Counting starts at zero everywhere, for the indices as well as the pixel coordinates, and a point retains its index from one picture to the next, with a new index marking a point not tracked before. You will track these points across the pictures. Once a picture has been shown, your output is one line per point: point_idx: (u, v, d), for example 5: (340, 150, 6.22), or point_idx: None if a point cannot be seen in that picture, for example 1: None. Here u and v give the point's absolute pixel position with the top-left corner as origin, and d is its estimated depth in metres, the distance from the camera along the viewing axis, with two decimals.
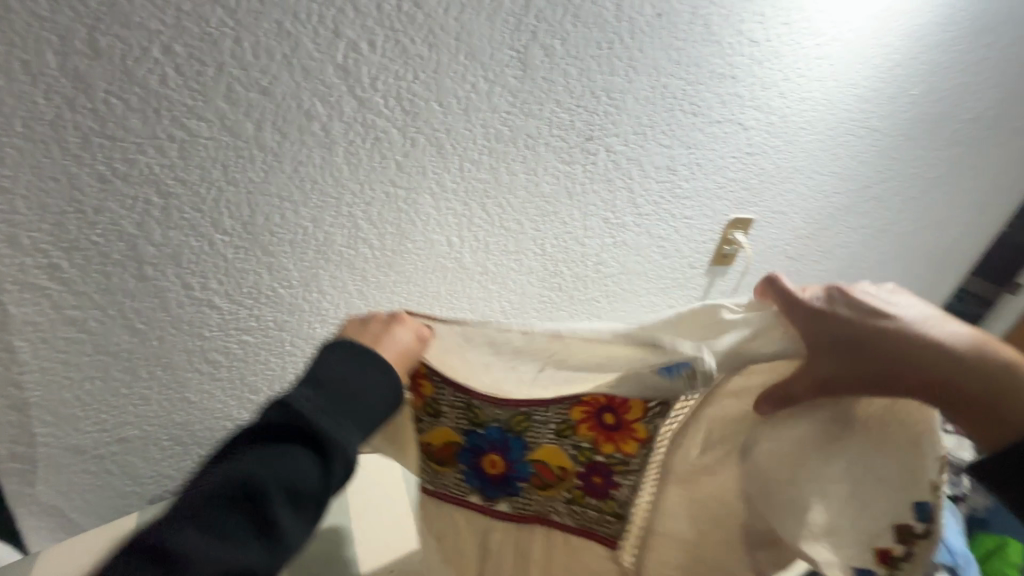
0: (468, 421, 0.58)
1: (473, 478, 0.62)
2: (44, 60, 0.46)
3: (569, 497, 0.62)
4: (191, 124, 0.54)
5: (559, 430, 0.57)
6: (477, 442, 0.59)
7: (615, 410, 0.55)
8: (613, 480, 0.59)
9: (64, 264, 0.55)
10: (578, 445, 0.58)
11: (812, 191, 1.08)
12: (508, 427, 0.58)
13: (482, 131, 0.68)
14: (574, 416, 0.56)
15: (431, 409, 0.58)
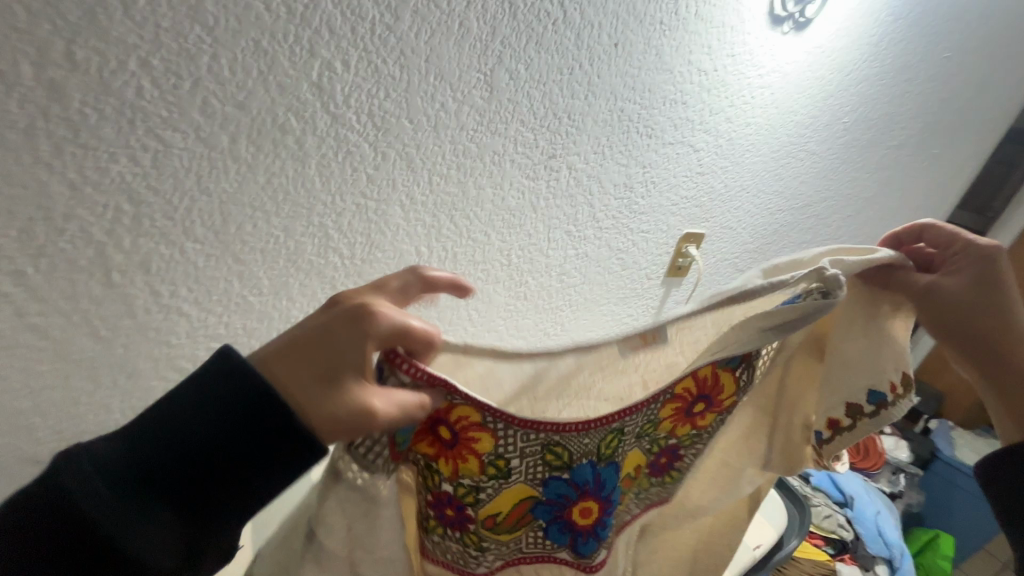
0: (546, 464, 0.54)
1: (556, 533, 0.59)
2: (19, 70, 0.47)
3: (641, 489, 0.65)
4: (166, 135, 0.55)
5: (643, 430, 0.58)
6: (560, 490, 0.56)
7: (706, 399, 0.58)
8: (679, 453, 0.63)
9: (29, 271, 0.55)
10: (655, 437, 0.60)
11: (759, 208, 1.17)
12: (598, 457, 0.56)
13: (451, 147, 0.72)
14: (663, 414, 0.58)
15: (498, 466, 0.52)
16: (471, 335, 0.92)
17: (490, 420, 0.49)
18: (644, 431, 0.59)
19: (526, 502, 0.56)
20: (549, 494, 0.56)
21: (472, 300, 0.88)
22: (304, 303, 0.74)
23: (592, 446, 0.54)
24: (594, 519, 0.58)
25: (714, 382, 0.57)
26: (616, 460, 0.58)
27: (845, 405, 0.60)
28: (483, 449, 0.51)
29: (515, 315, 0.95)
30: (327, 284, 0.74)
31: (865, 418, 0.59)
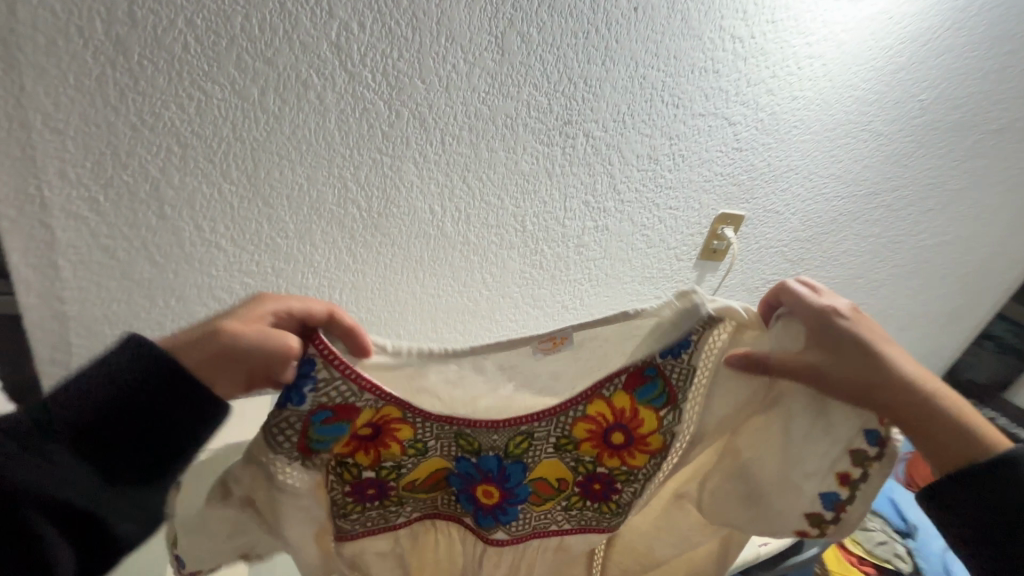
0: (458, 447, 0.55)
1: (464, 502, 0.60)
2: (94, 27, 0.58)
3: (567, 504, 0.60)
4: (206, 86, 0.64)
5: (559, 443, 0.56)
6: (469, 469, 0.57)
7: (626, 428, 0.54)
8: (616, 485, 0.58)
9: (101, 198, 0.67)
10: (578, 458, 0.57)
11: (812, 193, 1.08)
12: (506, 453, 0.56)
13: (462, 109, 0.75)
14: (578, 433, 0.55)
15: (418, 445, 0.54)
16: (485, 298, 0.96)
17: (412, 416, 0.51)
18: (561, 446, 0.56)
19: (437, 472, 0.58)
20: (459, 469, 0.58)
21: (486, 263, 0.91)
22: (326, 249, 0.81)
23: (502, 444, 0.55)
24: (497, 503, 0.59)
25: (633, 416, 0.54)
26: (526, 461, 0.57)
27: (847, 454, 0.51)
28: (403, 437, 0.53)
29: (531, 283, 0.97)
30: (347, 234, 0.81)
31: (873, 465, 0.51)
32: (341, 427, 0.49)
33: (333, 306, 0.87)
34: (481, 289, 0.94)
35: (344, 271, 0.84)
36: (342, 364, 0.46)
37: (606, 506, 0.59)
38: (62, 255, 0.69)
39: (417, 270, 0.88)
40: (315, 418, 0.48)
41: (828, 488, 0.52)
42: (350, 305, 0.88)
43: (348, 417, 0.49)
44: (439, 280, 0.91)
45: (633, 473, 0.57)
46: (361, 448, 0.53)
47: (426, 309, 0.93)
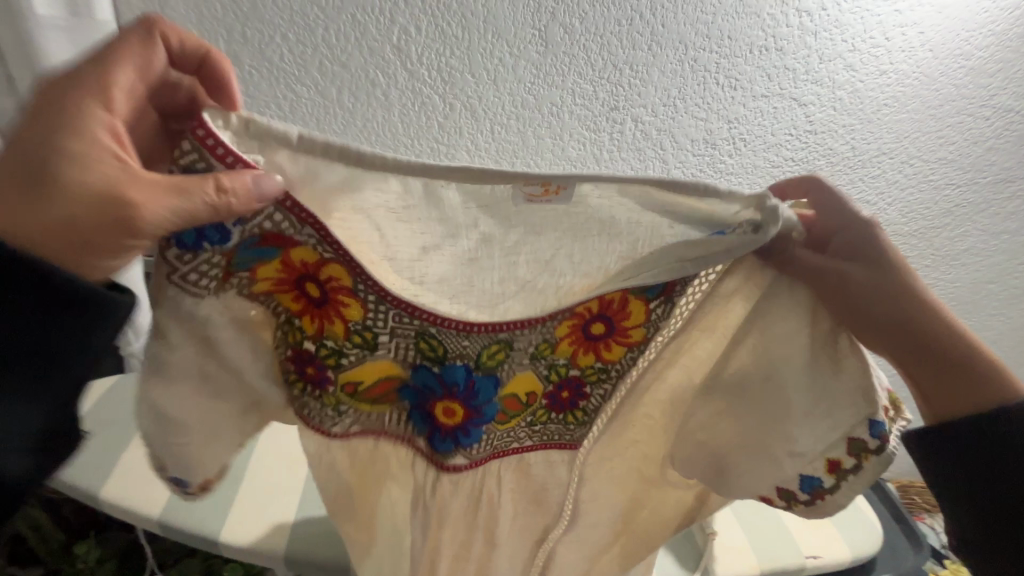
0: (418, 350, 0.48)
1: (418, 420, 0.53)
2: (218, 45, 0.75)
3: (533, 419, 0.54)
4: (297, 89, 0.79)
5: (537, 351, 0.49)
6: (427, 380, 0.50)
7: (610, 318, 0.48)
8: (584, 390, 0.52)
9: None
10: (553, 364, 0.50)
11: (914, 181, 0.96)
12: (477, 363, 0.49)
13: (509, 99, 0.82)
14: (558, 332, 0.48)
15: (367, 336, 0.47)
16: None
17: (364, 292, 0.44)
18: (539, 355, 0.50)
19: (390, 381, 0.50)
20: (417, 381, 0.50)
21: None
22: None
23: (473, 353, 0.48)
24: (458, 424, 0.51)
25: (621, 307, 0.47)
26: (499, 376, 0.50)
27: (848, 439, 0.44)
28: (351, 317, 0.46)
29: None
30: None
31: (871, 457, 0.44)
32: (269, 252, 0.42)
33: None
34: None
35: None
36: (307, 215, 0.39)
37: (572, 416, 0.53)
38: None
39: None
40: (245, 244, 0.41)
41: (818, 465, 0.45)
42: None
43: (282, 247, 0.42)
44: None
45: (608, 372, 0.51)
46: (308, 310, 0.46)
47: None
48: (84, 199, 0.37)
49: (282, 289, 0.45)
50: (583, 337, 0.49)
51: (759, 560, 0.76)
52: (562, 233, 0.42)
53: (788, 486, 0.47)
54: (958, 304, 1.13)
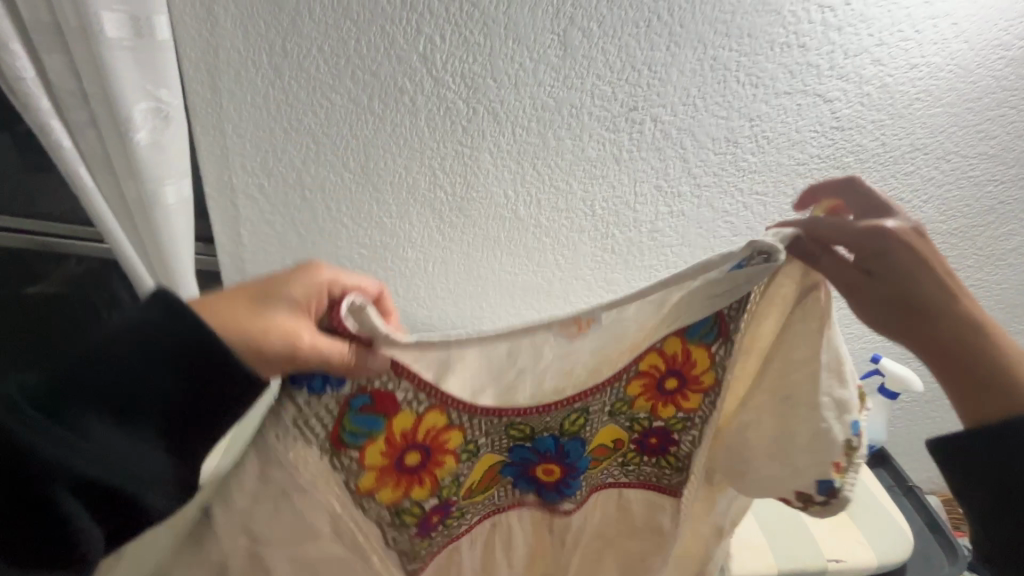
0: (510, 438, 0.65)
1: (525, 485, 0.71)
2: (262, 59, 0.82)
3: (624, 460, 0.71)
4: (332, 97, 0.84)
5: (616, 408, 0.64)
6: (524, 455, 0.67)
7: (679, 374, 0.61)
8: (672, 437, 0.66)
9: (266, 184, 0.93)
10: (633, 417, 0.66)
11: (953, 176, 0.92)
12: (562, 433, 0.64)
13: (530, 102, 0.85)
14: (631, 393, 0.63)
15: (471, 446, 0.63)
16: (559, 279, 1.03)
17: (457, 418, 0.60)
18: (616, 411, 0.65)
19: (492, 468, 0.67)
20: (515, 457, 0.67)
21: (558, 245, 0.99)
22: (421, 228, 0.97)
23: (555, 425, 0.64)
24: (559, 479, 0.69)
25: (688, 359, 0.60)
26: (583, 437, 0.65)
27: (844, 447, 0.56)
28: (454, 443, 0.62)
29: (604, 267, 1.01)
30: (436, 215, 0.96)
31: (857, 454, 0.57)
32: (375, 421, 0.57)
33: (428, 278, 1.03)
34: (555, 270, 1.02)
35: (435, 247, 0.99)
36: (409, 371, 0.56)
37: (666, 459, 0.68)
38: (243, 225, 0.97)
39: (496, 249, 0.99)
40: (355, 404, 0.55)
41: (822, 479, 0.58)
42: (441, 278, 1.03)
43: (385, 410, 0.56)
44: (516, 260, 1.01)
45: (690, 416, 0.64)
46: (409, 481, 0.62)
47: (505, 286, 1.04)
48: (272, 339, 0.51)
49: (384, 480, 0.60)
50: (659, 387, 0.62)
51: (777, 560, 0.74)
52: (592, 342, 0.58)
53: (805, 491, 0.59)
54: (1006, 306, 1.07)
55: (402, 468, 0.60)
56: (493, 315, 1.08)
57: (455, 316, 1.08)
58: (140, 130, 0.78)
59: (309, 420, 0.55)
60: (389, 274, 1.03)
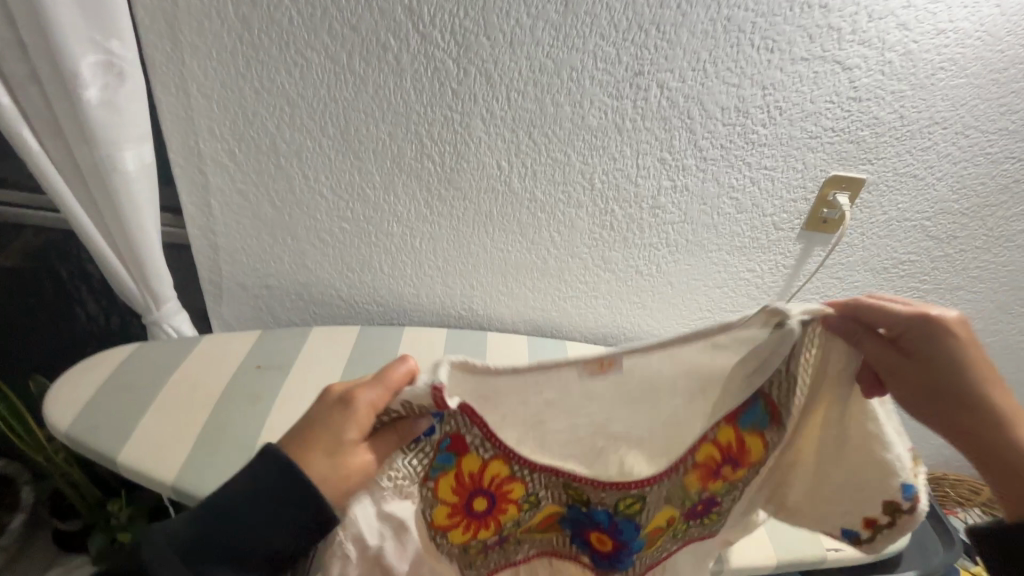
0: (567, 493, 0.55)
1: (579, 544, 0.60)
2: (228, 10, 0.73)
3: (677, 534, 0.59)
4: (307, 54, 0.76)
5: (670, 493, 0.55)
6: (579, 514, 0.57)
7: (736, 461, 0.54)
8: (717, 499, 0.56)
9: (237, 151, 0.85)
10: (687, 496, 0.56)
11: (970, 153, 0.87)
12: (615, 509, 0.55)
13: (527, 63, 0.78)
14: (687, 475, 0.55)
15: (533, 497, 0.53)
16: (554, 256, 0.97)
17: (522, 471, 0.51)
18: (674, 490, 0.55)
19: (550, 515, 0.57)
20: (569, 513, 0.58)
21: (553, 221, 0.93)
22: (407, 201, 0.91)
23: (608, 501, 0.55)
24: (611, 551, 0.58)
25: (741, 447, 0.54)
26: (639, 519, 0.56)
27: (884, 504, 0.50)
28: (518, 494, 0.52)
29: (601, 245, 0.96)
30: (423, 186, 0.89)
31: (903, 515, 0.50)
32: (449, 459, 0.47)
33: (415, 254, 0.97)
34: (549, 246, 0.96)
35: (424, 222, 0.93)
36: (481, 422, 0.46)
37: (709, 518, 0.58)
38: (213, 196, 0.89)
39: (488, 224, 0.93)
40: (435, 460, 0.46)
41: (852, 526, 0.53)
42: (429, 255, 0.97)
43: (461, 453, 0.47)
44: (508, 235, 0.95)
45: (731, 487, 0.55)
46: (468, 522, 0.51)
47: (496, 263, 0.99)
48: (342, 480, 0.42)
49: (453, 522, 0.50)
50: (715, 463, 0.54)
51: (776, 551, 0.72)
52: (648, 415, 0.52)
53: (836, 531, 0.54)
54: (1010, 289, 1.04)
55: (478, 522, 0.52)
56: (484, 294, 1.02)
57: (444, 296, 1.03)
58: (90, 86, 0.70)
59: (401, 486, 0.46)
60: (374, 251, 0.96)
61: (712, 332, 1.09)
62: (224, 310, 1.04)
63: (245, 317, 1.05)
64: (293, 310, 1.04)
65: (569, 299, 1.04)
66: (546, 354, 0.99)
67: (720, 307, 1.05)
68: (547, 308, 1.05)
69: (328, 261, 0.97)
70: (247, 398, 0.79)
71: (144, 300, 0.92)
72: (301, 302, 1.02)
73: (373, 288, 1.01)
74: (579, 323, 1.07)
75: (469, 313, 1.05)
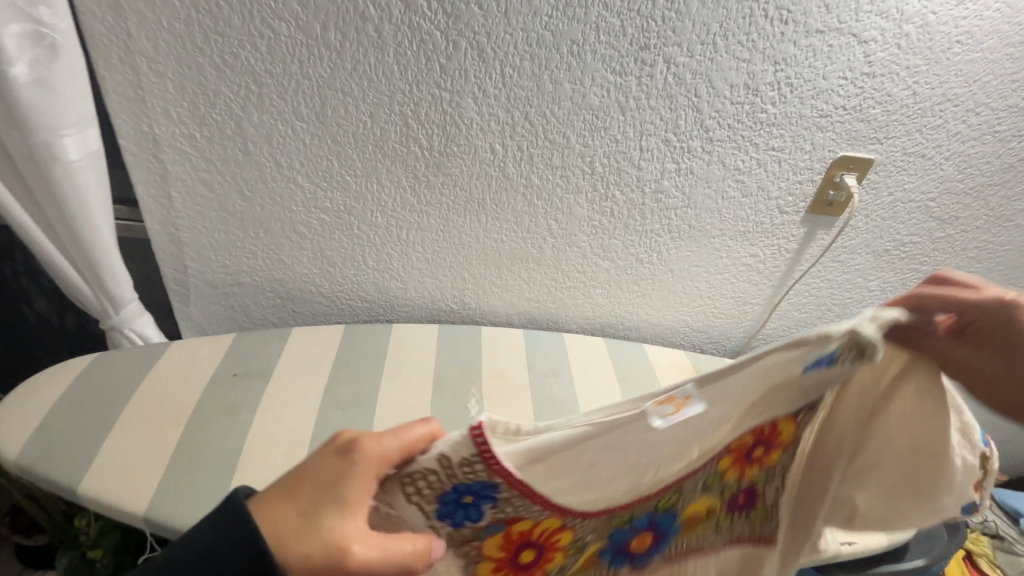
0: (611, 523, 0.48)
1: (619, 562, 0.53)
2: None
3: (717, 524, 0.55)
4: (275, 24, 0.67)
5: (706, 483, 0.50)
6: (623, 536, 0.50)
7: (766, 442, 0.48)
8: (758, 489, 0.53)
9: (198, 136, 0.75)
10: (723, 485, 0.51)
11: (978, 131, 0.85)
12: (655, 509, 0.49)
13: (523, 36, 0.70)
14: (722, 466, 0.49)
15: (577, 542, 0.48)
16: (550, 245, 0.92)
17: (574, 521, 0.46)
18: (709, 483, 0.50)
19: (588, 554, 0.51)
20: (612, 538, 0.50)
21: (550, 208, 0.87)
22: (392, 189, 0.83)
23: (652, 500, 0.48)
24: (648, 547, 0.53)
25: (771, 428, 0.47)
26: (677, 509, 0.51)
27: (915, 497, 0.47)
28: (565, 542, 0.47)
29: (600, 232, 0.91)
30: (410, 173, 0.81)
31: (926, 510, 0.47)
32: (497, 528, 0.44)
33: (402, 246, 0.90)
34: (546, 235, 0.90)
35: (410, 212, 0.86)
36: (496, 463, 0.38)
37: (755, 513, 0.54)
38: (172, 187, 0.80)
39: (481, 213, 0.87)
40: (488, 530, 0.44)
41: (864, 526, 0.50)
42: (417, 246, 0.90)
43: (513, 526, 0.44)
44: (502, 223, 0.89)
45: (770, 471, 0.51)
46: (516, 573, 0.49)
47: (489, 254, 0.92)
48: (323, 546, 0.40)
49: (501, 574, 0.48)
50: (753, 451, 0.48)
51: None
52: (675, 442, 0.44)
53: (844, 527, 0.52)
54: (1006, 269, 1.04)
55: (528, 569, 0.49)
56: (477, 286, 0.97)
57: (433, 289, 0.96)
58: (18, 62, 0.61)
59: (454, 535, 0.44)
60: (356, 243, 0.89)
61: (711, 319, 1.06)
62: (192, 310, 0.95)
63: (216, 317, 0.96)
64: (269, 308, 0.96)
65: (566, 289, 0.99)
66: (544, 348, 0.94)
67: (720, 292, 1.02)
68: (543, 299, 1.00)
69: (305, 255, 0.89)
70: (222, 413, 0.71)
71: (100, 304, 0.83)
72: (278, 299, 0.94)
73: (357, 283, 0.94)
74: (576, 313, 1.02)
75: (461, 307, 0.99)
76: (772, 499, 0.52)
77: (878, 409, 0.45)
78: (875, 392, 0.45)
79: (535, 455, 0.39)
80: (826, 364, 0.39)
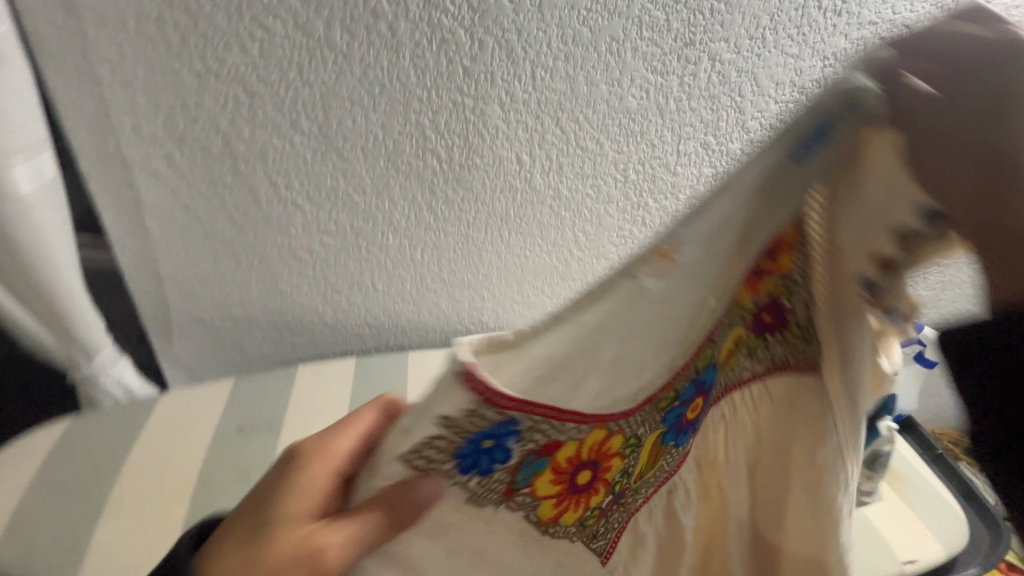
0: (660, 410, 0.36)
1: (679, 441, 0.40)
2: None
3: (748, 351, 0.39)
4: (269, 23, 0.56)
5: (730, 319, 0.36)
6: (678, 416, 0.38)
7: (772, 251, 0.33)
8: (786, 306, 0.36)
9: (177, 156, 0.64)
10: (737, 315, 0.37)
11: None
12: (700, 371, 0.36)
13: (558, 32, 0.62)
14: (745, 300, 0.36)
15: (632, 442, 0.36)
16: (577, 259, 0.85)
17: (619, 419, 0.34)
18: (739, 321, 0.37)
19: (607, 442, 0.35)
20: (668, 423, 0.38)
21: (578, 219, 0.80)
22: (406, 206, 0.74)
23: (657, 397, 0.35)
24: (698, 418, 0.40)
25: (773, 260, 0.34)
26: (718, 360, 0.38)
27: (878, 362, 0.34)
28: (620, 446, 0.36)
29: (630, 242, 0.84)
30: (426, 188, 0.73)
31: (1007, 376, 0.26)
32: (539, 463, 0.33)
33: (415, 268, 0.81)
34: (572, 248, 0.83)
35: (425, 230, 0.77)
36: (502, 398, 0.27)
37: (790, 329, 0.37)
38: (148, 215, 0.69)
39: (503, 228, 0.79)
40: (524, 463, 0.32)
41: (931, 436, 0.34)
42: (432, 267, 0.82)
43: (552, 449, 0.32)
44: (526, 238, 0.81)
45: (788, 283, 0.35)
46: (570, 499, 0.36)
47: (511, 271, 0.85)
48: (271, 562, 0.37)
49: (565, 504, 0.36)
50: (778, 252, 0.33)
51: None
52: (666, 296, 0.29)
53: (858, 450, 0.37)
54: None
55: (579, 489, 0.36)
56: (496, 305, 0.89)
57: (449, 310, 0.88)
58: None
59: (486, 486, 0.32)
60: (364, 266, 0.79)
61: None
62: (176, 348, 0.84)
63: (204, 354, 0.85)
64: (266, 340, 0.86)
65: None
66: None
67: None
68: None
69: (307, 282, 0.79)
70: (231, 473, 0.62)
71: (70, 355, 0.71)
72: (276, 331, 0.84)
73: (364, 308, 0.85)
74: None
75: (478, 327, 0.92)
76: (807, 320, 0.36)
77: (884, 193, 0.27)
78: (896, 168, 0.27)
79: (555, 366, 0.29)
80: (812, 147, 0.27)
